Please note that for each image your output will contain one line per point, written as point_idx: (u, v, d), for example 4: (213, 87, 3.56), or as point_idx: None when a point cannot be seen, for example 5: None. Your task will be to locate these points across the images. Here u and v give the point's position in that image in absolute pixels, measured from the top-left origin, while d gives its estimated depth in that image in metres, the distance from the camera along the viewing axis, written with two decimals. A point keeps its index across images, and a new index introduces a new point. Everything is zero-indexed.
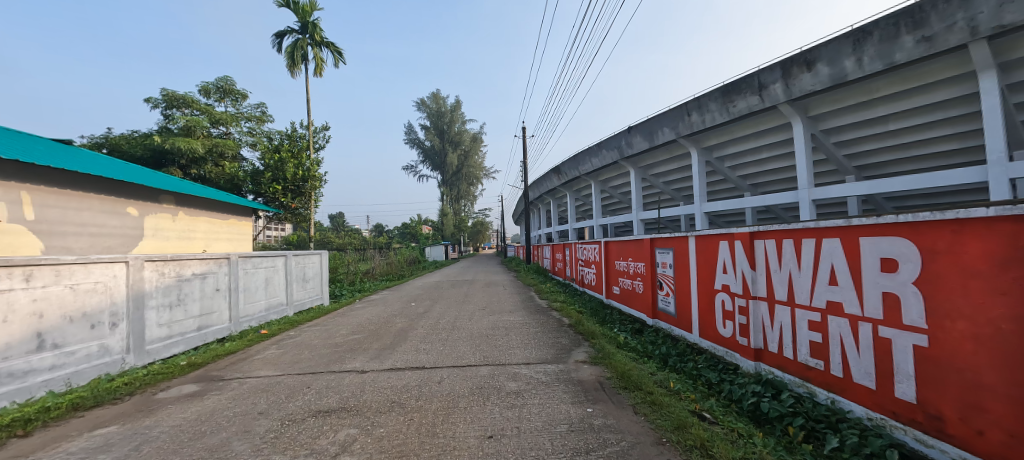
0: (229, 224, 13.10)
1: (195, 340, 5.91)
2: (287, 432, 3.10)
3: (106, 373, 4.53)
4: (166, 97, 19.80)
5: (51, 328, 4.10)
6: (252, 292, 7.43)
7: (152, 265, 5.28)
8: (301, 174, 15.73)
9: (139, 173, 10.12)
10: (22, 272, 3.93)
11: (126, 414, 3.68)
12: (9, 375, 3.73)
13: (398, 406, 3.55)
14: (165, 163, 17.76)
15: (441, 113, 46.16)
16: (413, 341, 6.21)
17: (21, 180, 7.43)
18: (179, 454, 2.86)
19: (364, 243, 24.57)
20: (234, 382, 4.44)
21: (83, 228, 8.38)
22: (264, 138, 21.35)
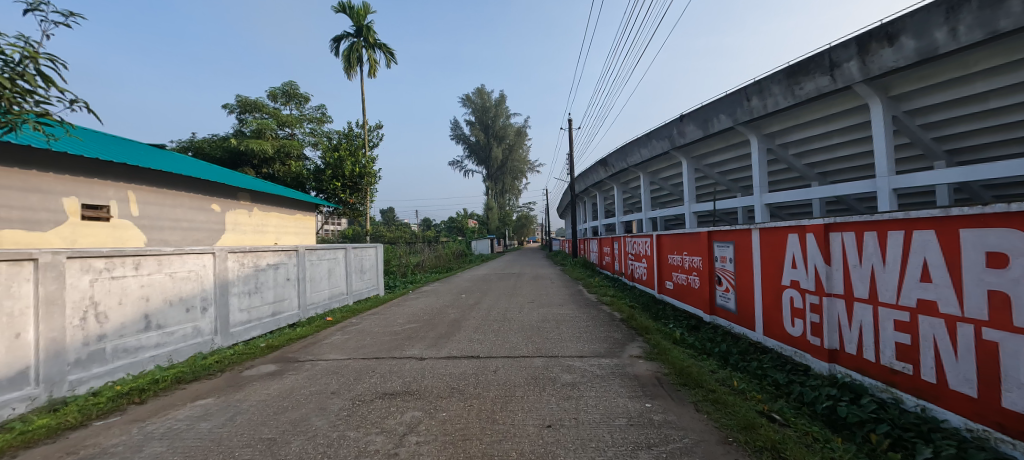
0: (295, 219, 14.09)
1: (270, 324, 6.46)
2: (358, 412, 3.32)
3: (199, 351, 5.09)
4: (240, 103, 21.53)
5: (155, 311, 4.63)
6: (316, 282, 7.96)
7: (234, 256, 5.81)
8: (358, 171, 16.68)
9: (219, 173, 11.14)
10: (132, 261, 4.45)
11: (219, 389, 4.10)
12: (124, 351, 4.27)
13: (458, 392, 3.68)
14: (240, 163, 19.42)
15: (486, 108, 46.45)
16: (466, 331, 6.40)
17: (128, 181, 8.40)
18: (267, 426, 3.15)
19: (415, 237, 25.53)
20: (308, 364, 4.81)
21: (176, 223, 9.40)
22: (324, 138, 22.65)
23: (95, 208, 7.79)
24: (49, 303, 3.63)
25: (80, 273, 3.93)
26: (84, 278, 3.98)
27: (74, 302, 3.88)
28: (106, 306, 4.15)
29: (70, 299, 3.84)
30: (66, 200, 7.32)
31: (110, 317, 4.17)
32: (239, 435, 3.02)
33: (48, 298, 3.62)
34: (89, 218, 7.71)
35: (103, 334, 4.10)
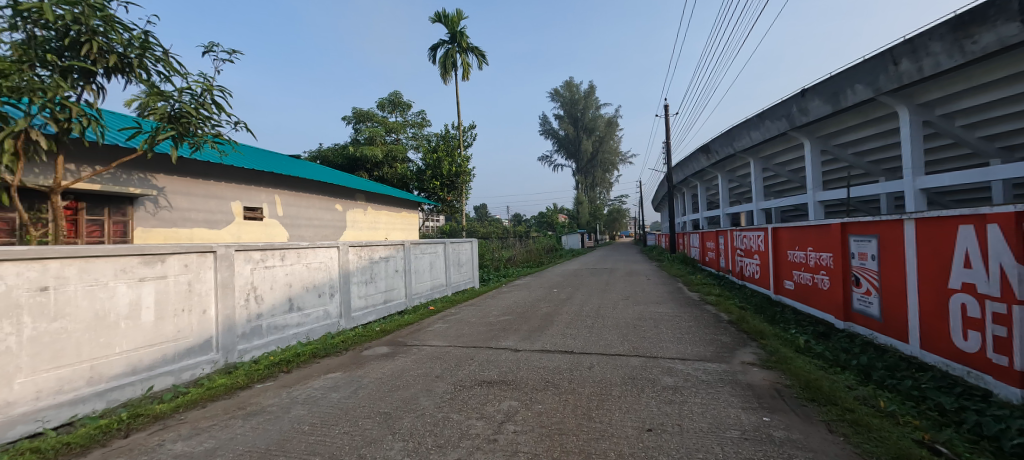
0: (402, 217, 15.36)
1: (383, 311, 7.13)
2: (460, 396, 3.48)
3: (328, 331, 5.83)
4: (354, 114, 24.04)
5: (297, 295, 5.39)
6: (420, 274, 8.58)
7: (354, 250, 6.50)
8: (454, 170, 17.69)
9: (340, 177, 12.57)
10: (281, 253, 5.21)
11: (344, 365, 4.64)
12: (274, 328, 5.05)
13: (552, 386, 3.67)
14: (356, 168, 21.74)
15: (576, 100, 45.72)
16: (559, 326, 6.36)
17: (275, 186, 9.91)
18: (383, 401, 3.47)
19: (507, 232, 26.24)
20: (415, 348, 5.21)
21: (309, 221, 10.86)
22: (424, 141, 24.31)
23: (251, 209, 9.33)
24: (223, 287, 4.39)
25: (243, 263, 4.69)
26: (246, 267, 4.74)
27: (240, 287, 4.64)
28: (261, 290, 4.91)
29: (238, 283, 4.62)
30: (232, 203, 8.86)
31: (265, 300, 4.94)
32: (360, 407, 3.37)
33: (222, 283, 4.38)
34: (249, 218, 9.26)
35: (260, 313, 4.89)
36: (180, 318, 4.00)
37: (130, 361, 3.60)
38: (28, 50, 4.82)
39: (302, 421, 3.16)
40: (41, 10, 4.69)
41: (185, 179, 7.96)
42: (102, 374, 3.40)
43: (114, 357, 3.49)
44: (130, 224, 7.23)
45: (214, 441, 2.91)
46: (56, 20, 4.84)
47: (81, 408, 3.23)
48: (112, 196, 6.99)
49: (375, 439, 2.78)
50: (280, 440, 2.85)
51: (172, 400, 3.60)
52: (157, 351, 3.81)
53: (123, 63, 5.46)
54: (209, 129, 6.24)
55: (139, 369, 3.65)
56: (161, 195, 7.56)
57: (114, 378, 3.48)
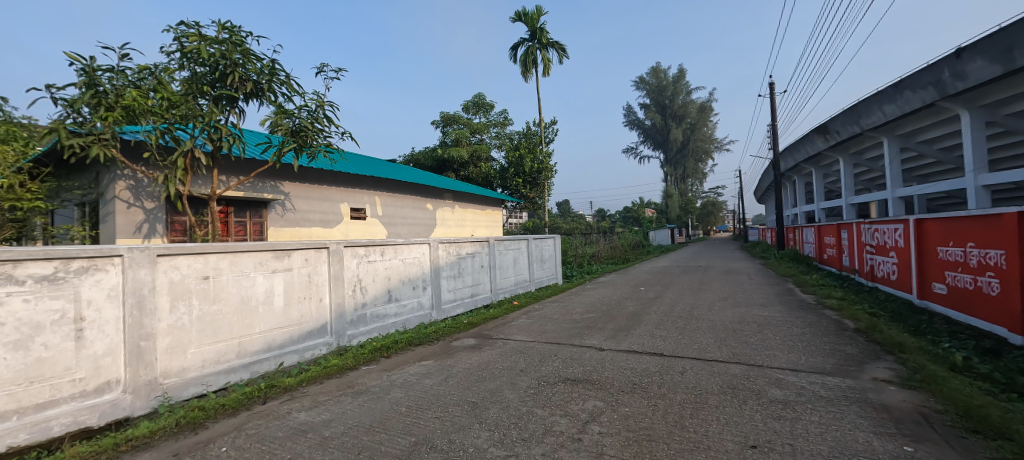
0: (487, 214, 15.83)
1: (470, 304, 7.39)
2: (543, 392, 3.45)
3: (421, 322, 6.19)
4: (441, 117, 25.27)
5: (395, 287, 5.80)
6: (504, 269, 8.73)
7: (444, 246, 6.82)
8: (536, 167, 17.77)
9: (430, 178, 13.32)
10: (382, 249, 5.63)
11: (436, 353, 4.89)
12: (376, 316, 5.49)
13: (640, 389, 3.47)
14: (444, 169, 22.88)
15: (663, 87, 43.25)
16: (648, 326, 6.03)
17: (374, 188, 10.80)
18: (471, 390, 3.58)
19: (590, 228, 25.71)
20: (500, 342, 5.31)
21: (403, 220, 11.66)
22: (507, 140, 24.75)
23: (356, 210, 10.28)
24: (334, 279, 4.88)
25: (351, 258, 5.15)
26: (353, 261, 5.20)
27: (348, 279, 5.12)
28: (365, 282, 5.37)
29: (347, 276, 5.09)
30: (341, 205, 9.85)
31: (368, 291, 5.40)
32: (449, 394, 3.51)
33: (334, 275, 4.87)
34: (355, 218, 10.23)
35: (365, 302, 5.35)
36: (303, 304, 4.54)
37: (266, 340, 4.17)
38: (193, 84, 5.93)
39: (399, 403, 3.38)
40: (200, 51, 5.75)
41: (304, 184, 9.02)
42: (247, 349, 4.00)
43: (255, 335, 4.07)
44: (266, 224, 8.43)
45: (328, 414, 3.23)
46: (209, 58, 5.89)
47: (232, 376, 3.84)
48: (251, 201, 8.18)
49: (463, 427, 2.86)
50: (381, 419, 3.07)
51: (298, 375, 4.11)
52: (286, 332, 4.37)
53: (257, 88, 6.35)
54: (322, 140, 7.00)
55: (273, 347, 4.23)
56: (286, 199, 8.67)
57: (255, 354, 4.07)
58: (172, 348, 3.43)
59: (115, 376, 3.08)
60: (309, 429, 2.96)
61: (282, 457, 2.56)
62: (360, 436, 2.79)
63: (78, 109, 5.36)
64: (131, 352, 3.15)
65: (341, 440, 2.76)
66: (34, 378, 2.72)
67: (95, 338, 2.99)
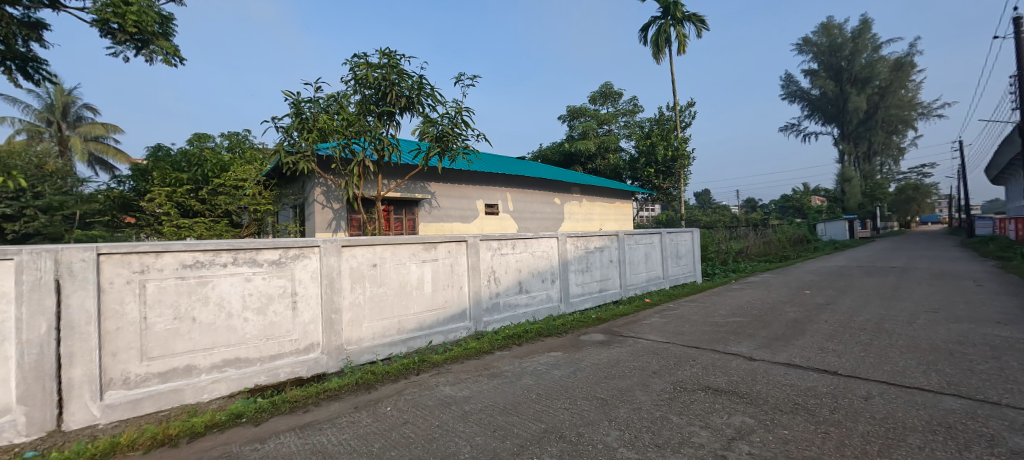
0: (616, 207, 15.43)
1: (599, 299, 7.38)
2: (680, 398, 3.31)
3: (550, 314, 6.43)
4: (569, 111, 25.34)
5: (525, 279, 6.13)
6: (635, 265, 8.45)
7: (571, 240, 6.92)
8: (670, 154, 16.64)
9: (558, 173, 13.58)
10: (513, 242, 5.99)
11: (565, 346, 5.05)
12: (508, 306, 5.89)
13: (804, 411, 3.06)
14: (572, 163, 23.00)
15: (839, 45, 36.15)
16: (812, 337, 5.22)
17: (506, 185, 11.47)
18: (601, 386, 3.62)
19: (736, 221, 22.98)
20: (631, 340, 5.21)
21: (533, 214, 12.15)
22: (638, 128, 23.64)
23: (490, 206, 11.08)
24: (472, 270, 5.39)
25: (485, 250, 5.62)
26: (488, 254, 5.66)
27: (484, 270, 5.59)
28: (499, 274, 5.79)
29: (483, 268, 5.57)
30: (477, 202, 10.71)
31: (501, 281, 5.82)
32: (579, 387, 3.61)
33: (471, 266, 5.38)
34: (490, 214, 11.04)
35: (498, 292, 5.79)
36: (447, 291, 5.14)
37: (419, 321, 4.85)
38: (363, 105, 7.13)
39: (530, 390, 3.61)
40: (368, 76, 6.88)
41: (446, 184, 10.09)
42: (404, 327, 4.70)
43: (410, 316, 4.76)
44: (417, 221, 9.67)
45: (468, 391, 3.63)
46: (373, 81, 7.01)
47: (394, 349, 4.56)
48: (406, 201, 9.48)
49: (592, 421, 2.93)
50: (514, 402, 3.33)
51: (444, 353, 4.68)
52: (434, 314, 5.00)
53: (409, 102, 7.32)
54: (461, 142, 7.73)
55: (423, 327, 4.89)
56: (432, 198, 9.81)
57: (410, 331, 4.76)
58: (352, 321, 4.24)
59: (315, 340, 3.98)
60: (453, 402, 3.38)
61: (432, 423, 2.99)
62: (498, 416, 3.08)
63: (290, 134, 6.93)
64: (325, 322, 4.00)
65: (479, 416, 3.08)
66: (269, 336, 3.69)
67: (303, 308, 3.90)
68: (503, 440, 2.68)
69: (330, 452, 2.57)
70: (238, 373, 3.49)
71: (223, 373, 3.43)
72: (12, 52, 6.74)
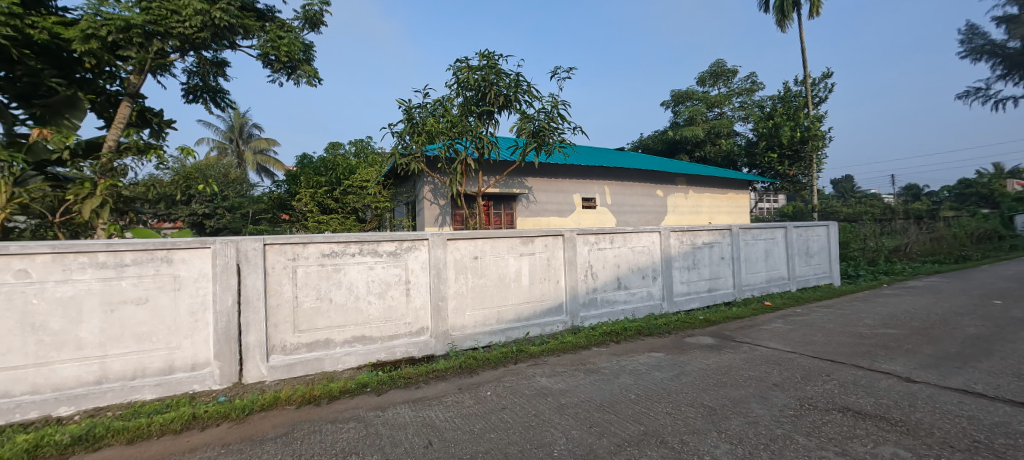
0: (729, 199, 14.14)
1: (707, 299, 6.89)
2: (808, 417, 2.99)
3: (652, 312, 6.21)
4: (673, 96, 23.78)
5: (624, 275, 6.00)
6: (753, 263, 7.67)
7: (675, 234, 6.57)
8: (798, 136, 14.37)
9: (662, 163, 12.91)
10: (610, 237, 5.89)
11: (667, 347, 4.86)
12: (606, 302, 5.83)
13: (987, 450, 2.51)
14: (677, 151, 21.61)
15: None
16: (1000, 361, 4.23)
17: (604, 178, 11.26)
18: (710, 394, 3.42)
19: (890, 212, 19.32)
20: (746, 346, 4.81)
21: (633, 207, 11.76)
22: (756, 109, 21.29)
23: (588, 200, 10.99)
24: (569, 264, 5.45)
25: (583, 245, 5.63)
26: (585, 248, 5.66)
27: (581, 265, 5.61)
28: (596, 269, 5.76)
29: (580, 262, 5.59)
30: (573, 196, 10.71)
31: (599, 277, 5.78)
32: (684, 392, 3.46)
33: (568, 260, 5.45)
34: (587, 208, 10.96)
35: (596, 287, 5.76)
36: (544, 284, 5.29)
37: (517, 312, 5.07)
38: (466, 106, 7.59)
39: (629, 389, 3.57)
40: (469, 78, 7.31)
41: (544, 179, 10.27)
42: (503, 317, 4.96)
43: (509, 306, 5.01)
44: (515, 215, 10.01)
45: (565, 384, 3.73)
46: (474, 82, 7.40)
47: (494, 337, 4.84)
48: (505, 196, 9.88)
49: (698, 430, 2.81)
50: (612, 400, 3.34)
51: (541, 345, 4.84)
52: (531, 307, 5.18)
53: (507, 100, 7.60)
54: (557, 136, 7.82)
55: (521, 318, 5.10)
56: (530, 193, 10.08)
57: (509, 322, 5.00)
58: (456, 309, 4.61)
59: (426, 324, 4.41)
60: (550, 393, 3.51)
61: (529, 411, 3.15)
62: (596, 412, 3.12)
63: (404, 138, 7.70)
64: (434, 308, 4.43)
65: (576, 410, 3.16)
66: (388, 319, 4.20)
67: (415, 294, 4.36)
68: (600, 437, 2.70)
69: (438, 427, 2.87)
70: (364, 348, 4.05)
71: (353, 348, 4.00)
72: (206, 86, 8.53)
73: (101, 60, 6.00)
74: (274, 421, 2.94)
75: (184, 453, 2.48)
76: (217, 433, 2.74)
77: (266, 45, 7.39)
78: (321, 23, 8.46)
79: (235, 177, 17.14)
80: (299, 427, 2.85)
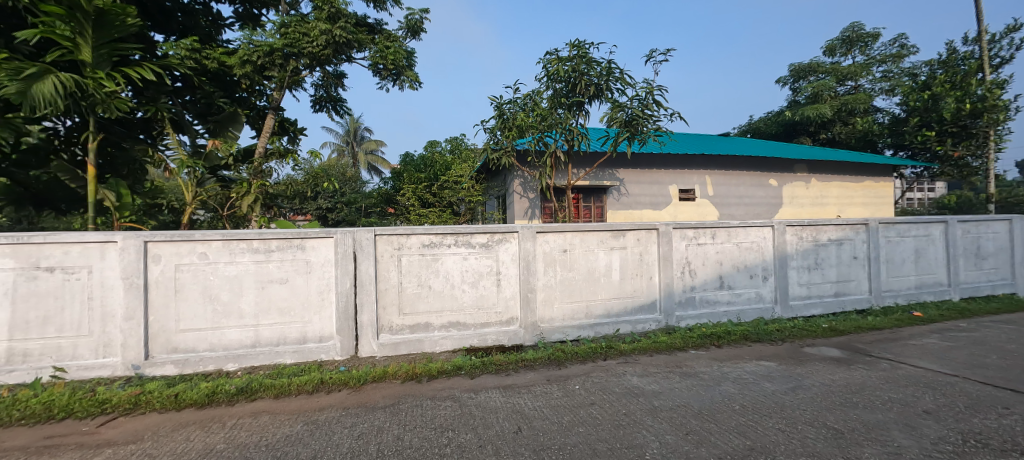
0: (864, 188, 12.20)
1: (833, 305, 6.09)
2: (975, 455, 2.38)
3: (761, 316, 5.69)
4: (792, 71, 21.09)
5: (727, 274, 5.58)
6: (897, 265, 6.55)
7: (792, 230, 5.90)
8: (965, 110, 11.79)
9: (778, 150, 11.60)
10: (711, 232, 5.50)
11: (781, 357, 4.42)
12: (706, 301, 5.48)
13: None
14: (796, 134, 19.18)
15: None
16: None
17: (707, 169, 10.49)
18: (834, 414, 3.01)
19: None
20: (885, 364, 4.17)
21: (740, 199, 10.78)
22: (904, 79, 17.94)
23: (686, 192, 10.34)
24: (663, 260, 5.23)
25: (679, 240, 5.34)
26: (682, 243, 5.37)
27: (677, 261, 5.34)
28: (695, 266, 5.44)
29: (676, 258, 5.32)
30: (670, 187, 10.16)
31: (697, 274, 5.45)
32: (801, 409, 3.11)
33: (663, 256, 5.22)
34: (685, 200, 10.32)
35: (694, 285, 5.44)
36: (635, 280, 5.15)
37: (607, 307, 5.01)
38: (555, 99, 7.62)
39: (733, 399, 3.34)
40: (558, 70, 7.32)
41: (636, 171, 9.90)
42: (592, 312, 4.95)
43: (598, 301, 4.97)
44: (605, 208, 9.81)
45: (658, 386, 3.62)
46: (563, 74, 7.40)
47: (583, 332, 4.84)
48: (595, 189, 9.74)
49: (818, 454, 2.42)
50: (712, 409, 3.16)
51: (632, 343, 4.74)
52: (622, 303, 5.09)
53: (598, 90, 7.47)
54: (652, 124, 7.48)
55: (611, 314, 5.03)
56: (621, 185, 9.80)
57: (598, 317, 4.97)
58: (545, 301, 4.72)
59: (515, 314, 4.60)
60: (641, 394, 3.44)
61: (619, 410, 3.13)
62: (695, 419, 2.98)
63: (495, 134, 7.99)
64: (524, 299, 4.58)
65: (670, 415, 3.05)
66: (482, 307, 4.46)
67: (506, 285, 4.56)
68: (698, 446, 2.55)
69: (528, 415, 2.99)
70: (459, 333, 4.35)
71: (451, 333, 4.33)
72: (328, 96, 9.74)
73: (253, 81, 7.26)
74: (383, 392, 3.32)
75: (315, 411, 2.94)
76: (340, 398, 3.19)
77: (375, 56, 8.17)
78: (420, 30, 9.11)
79: (351, 176, 19.30)
80: (404, 400, 3.18)
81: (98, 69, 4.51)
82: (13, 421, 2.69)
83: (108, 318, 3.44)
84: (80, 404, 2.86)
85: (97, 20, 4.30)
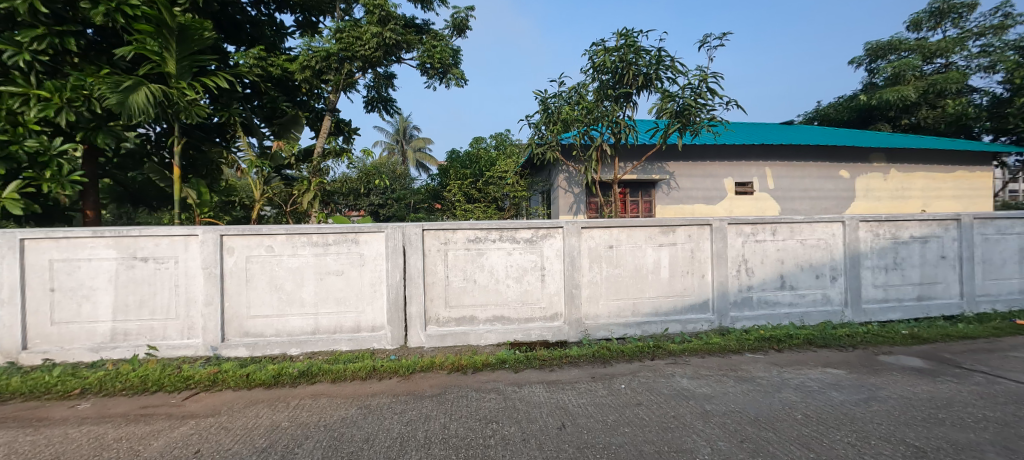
0: (955, 179, 10.91)
1: (915, 310, 5.53)
2: None
3: (828, 320, 5.29)
4: (869, 50, 19.13)
5: (790, 273, 5.23)
6: (996, 266, 5.82)
7: (866, 226, 5.40)
8: None
9: (852, 138, 10.65)
10: (771, 227, 5.16)
11: (852, 365, 4.09)
12: (765, 302, 5.17)
13: None
14: (872, 119, 17.27)
15: None
16: None
17: (767, 160, 9.84)
18: (915, 431, 2.75)
19: None
20: (978, 377, 3.74)
21: (806, 193, 10.02)
22: (1009, 53, 15.69)
23: (743, 185, 9.78)
24: (717, 257, 4.99)
25: (735, 236, 5.07)
26: (738, 240, 5.10)
27: (732, 258, 5.08)
28: (752, 264, 5.15)
29: (731, 255, 5.06)
30: (725, 180, 9.65)
31: (755, 273, 5.15)
32: (874, 423, 2.88)
33: (716, 253, 4.98)
34: (741, 194, 9.76)
35: (752, 285, 5.15)
36: (686, 277, 4.96)
37: (654, 305, 4.87)
38: (601, 91, 7.46)
39: (794, 408, 3.14)
40: (605, 61, 7.16)
41: (688, 163, 9.49)
42: (639, 310, 4.83)
43: (645, 298, 4.85)
44: (654, 203, 9.51)
45: (711, 389, 3.48)
46: (610, 65, 7.24)
47: (629, 330, 4.75)
48: (643, 183, 9.46)
49: None
50: (771, 417, 2.99)
51: (681, 343, 4.58)
52: (672, 302, 4.93)
53: (647, 80, 7.23)
54: (705, 114, 7.13)
55: (660, 312, 4.89)
56: (672, 179, 9.44)
57: (645, 316, 4.85)
58: (590, 297, 4.66)
59: (559, 310, 4.59)
60: (692, 397, 3.33)
61: (667, 412, 3.05)
62: (750, 426, 2.84)
63: (540, 128, 7.98)
64: (568, 296, 4.56)
65: (723, 420, 2.93)
66: (527, 302, 4.50)
67: (550, 281, 4.57)
68: (753, 455, 2.44)
69: (571, 411, 3.00)
70: (504, 327, 4.42)
71: (496, 327, 4.41)
72: (379, 96, 10.15)
73: (312, 85, 7.72)
74: (431, 382, 3.46)
75: (368, 396, 3.11)
76: (390, 385, 3.35)
77: (423, 56, 8.40)
78: (466, 28, 9.24)
79: (400, 173, 20.01)
80: (450, 390, 3.30)
81: (182, 80, 5.01)
82: (117, 391, 3.09)
83: (191, 303, 3.84)
84: (168, 379, 3.22)
85: (178, 35, 4.75)
